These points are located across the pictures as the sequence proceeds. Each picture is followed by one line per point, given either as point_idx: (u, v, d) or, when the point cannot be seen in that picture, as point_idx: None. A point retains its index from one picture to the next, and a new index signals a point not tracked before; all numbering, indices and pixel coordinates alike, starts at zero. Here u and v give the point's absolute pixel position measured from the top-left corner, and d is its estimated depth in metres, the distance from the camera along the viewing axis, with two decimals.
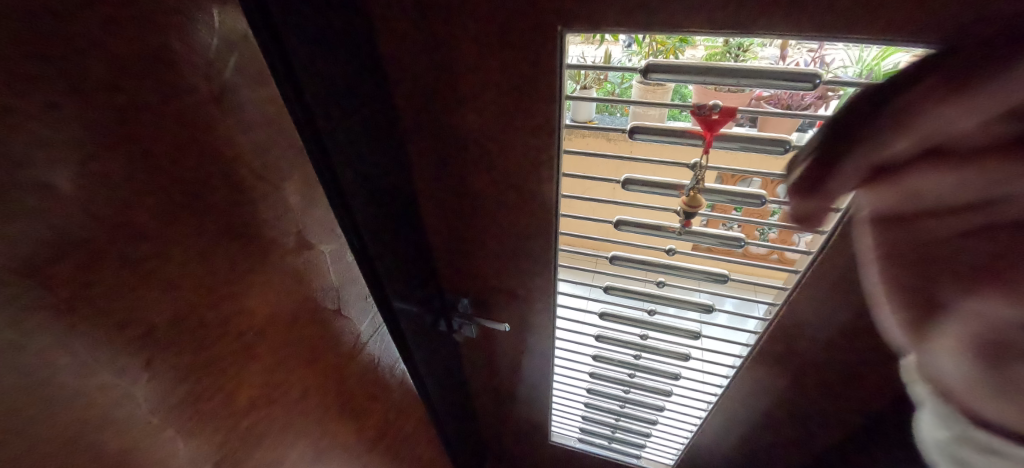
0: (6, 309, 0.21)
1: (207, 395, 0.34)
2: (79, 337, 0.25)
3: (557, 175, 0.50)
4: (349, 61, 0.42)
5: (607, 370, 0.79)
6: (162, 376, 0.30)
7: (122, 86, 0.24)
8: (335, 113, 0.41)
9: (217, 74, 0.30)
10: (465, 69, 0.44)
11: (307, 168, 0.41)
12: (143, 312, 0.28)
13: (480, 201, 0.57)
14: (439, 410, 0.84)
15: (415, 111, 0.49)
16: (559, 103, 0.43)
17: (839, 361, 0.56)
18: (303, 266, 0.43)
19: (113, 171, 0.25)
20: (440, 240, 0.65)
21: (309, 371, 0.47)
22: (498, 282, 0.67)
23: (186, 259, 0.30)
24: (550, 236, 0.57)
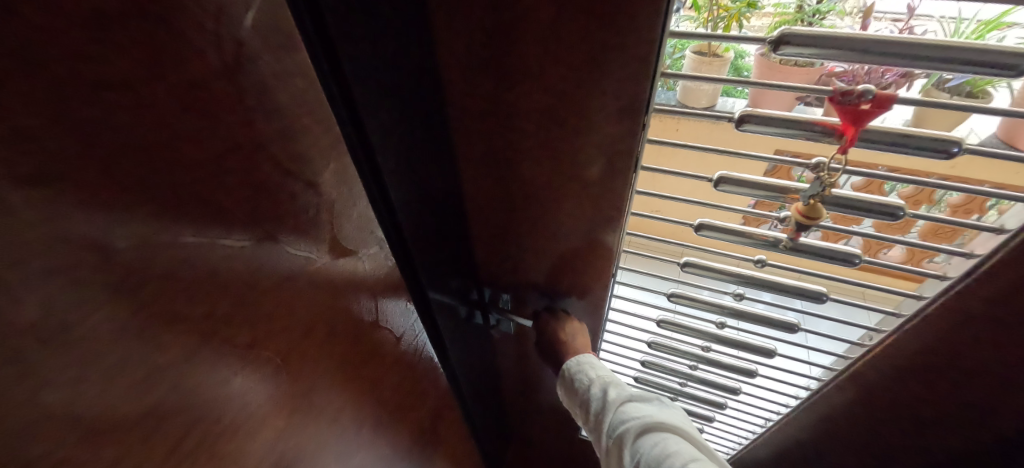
0: None
1: (224, 436, 0.29)
2: (56, 402, 0.19)
3: (635, 170, 0.42)
4: (393, 23, 0.34)
5: (655, 376, 0.76)
6: (168, 426, 0.24)
7: (86, 54, 0.17)
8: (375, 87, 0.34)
9: (230, 39, 0.22)
10: (534, 36, 0.35)
11: (343, 159, 0.34)
12: (138, 356, 0.22)
13: (536, 196, 0.49)
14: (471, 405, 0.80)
15: (466, 87, 0.41)
16: (652, 81, 0.35)
17: (951, 399, 0.48)
18: (336, 275, 0.36)
19: (88, 181, 0.18)
20: (484, 235, 0.58)
21: (347, 386, 0.42)
22: (546, 281, 0.61)
23: (193, 284, 0.24)
24: (616, 236, 0.50)
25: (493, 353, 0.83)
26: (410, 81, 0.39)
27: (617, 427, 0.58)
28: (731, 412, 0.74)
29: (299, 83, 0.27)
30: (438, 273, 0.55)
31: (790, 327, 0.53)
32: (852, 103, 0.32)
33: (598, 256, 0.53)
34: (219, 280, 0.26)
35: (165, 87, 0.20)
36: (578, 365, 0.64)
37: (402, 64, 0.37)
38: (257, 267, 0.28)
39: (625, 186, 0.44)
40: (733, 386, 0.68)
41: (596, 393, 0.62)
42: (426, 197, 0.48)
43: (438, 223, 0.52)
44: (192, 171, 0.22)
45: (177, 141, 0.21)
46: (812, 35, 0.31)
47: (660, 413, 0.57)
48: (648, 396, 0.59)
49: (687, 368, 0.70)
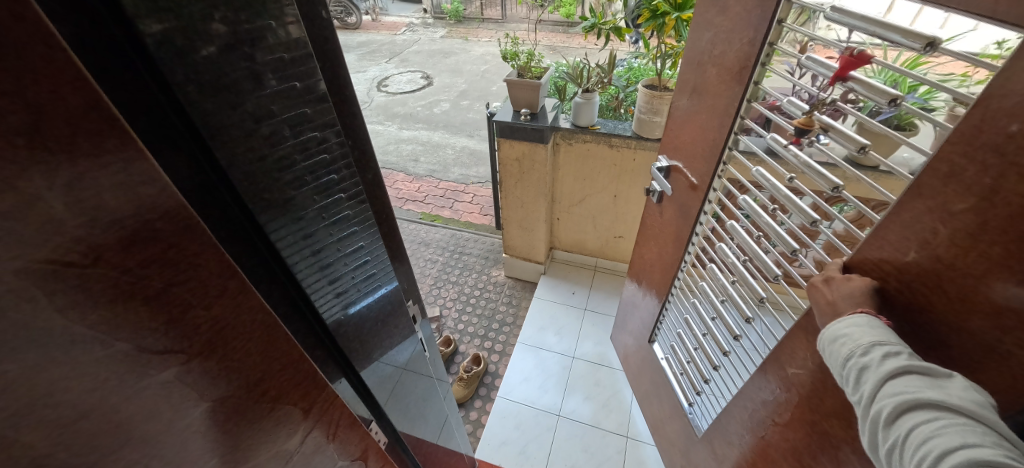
0: (120, 281, 0.23)
1: (252, 399, 0.34)
2: (183, 311, 0.27)
3: (751, 81, 0.80)
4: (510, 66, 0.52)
5: (712, 286, 1.04)
6: (216, 375, 0.30)
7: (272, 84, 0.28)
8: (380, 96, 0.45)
9: (286, 65, 0.33)
10: None
11: (312, 137, 0.38)
12: (211, 313, 0.28)
13: (706, 96, 0.94)
14: (405, 387, 0.84)
15: (707, 41, 0.91)
16: (773, 28, 0.74)
17: (831, 354, 0.59)
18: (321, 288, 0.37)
19: (182, 210, 0.25)
20: (679, 141, 1.08)
21: (339, 414, 0.46)
22: (689, 164, 1.04)
23: (234, 284, 0.29)
24: (729, 129, 0.88)
25: (430, 329, 0.94)
26: (309, 115, 0.37)
27: (863, 385, 0.53)
28: (739, 345, 0.97)
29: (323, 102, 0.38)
30: (369, 275, 0.54)
31: (784, 245, 0.78)
32: (854, 57, 0.62)
33: (716, 154, 0.93)
34: (213, 306, 0.28)
35: (119, 152, 0.21)
36: (848, 327, 0.58)
37: (294, 97, 0.35)
38: (238, 310, 0.30)
39: (741, 105, 0.84)
40: (747, 312, 0.92)
41: (866, 356, 0.54)
42: (349, 212, 0.47)
43: (335, 218, 0.45)
44: (150, 224, 0.23)
45: (151, 209, 0.23)
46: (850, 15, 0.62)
47: (964, 391, 0.47)
48: (946, 372, 0.50)
49: (732, 286, 0.97)
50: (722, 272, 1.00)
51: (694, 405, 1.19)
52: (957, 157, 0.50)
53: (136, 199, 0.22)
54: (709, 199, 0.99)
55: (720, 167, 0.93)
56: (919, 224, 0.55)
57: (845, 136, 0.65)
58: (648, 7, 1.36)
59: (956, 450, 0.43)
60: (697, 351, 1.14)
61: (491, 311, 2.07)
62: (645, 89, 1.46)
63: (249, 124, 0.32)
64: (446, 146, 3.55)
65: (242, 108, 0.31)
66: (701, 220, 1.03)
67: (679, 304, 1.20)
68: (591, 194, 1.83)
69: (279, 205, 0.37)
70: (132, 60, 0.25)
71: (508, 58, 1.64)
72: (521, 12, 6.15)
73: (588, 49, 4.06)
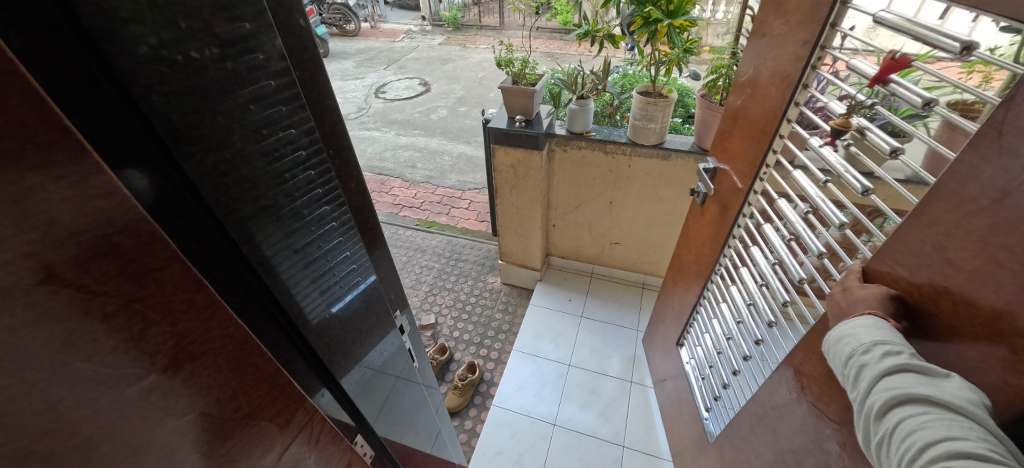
0: (77, 298, 0.22)
1: (226, 414, 0.33)
2: (145, 326, 0.26)
3: (799, 85, 0.79)
4: None
5: (740, 290, 1.03)
6: (186, 393, 0.29)
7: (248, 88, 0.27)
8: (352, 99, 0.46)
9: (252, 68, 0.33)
10: None
11: (283, 140, 0.38)
12: (177, 326, 0.27)
13: (756, 98, 0.93)
14: (396, 396, 0.83)
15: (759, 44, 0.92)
16: (824, 31, 0.73)
17: (833, 357, 0.59)
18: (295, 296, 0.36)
19: (141, 222, 0.24)
20: (726, 142, 1.07)
21: (319, 426, 0.45)
22: (732, 166, 1.04)
23: (203, 294, 0.28)
24: (770, 134, 0.88)
25: (418, 336, 0.93)
26: (283, 115, 0.37)
27: (860, 382, 0.53)
28: (760, 350, 0.95)
29: (294, 106, 0.38)
30: (350, 270, 0.53)
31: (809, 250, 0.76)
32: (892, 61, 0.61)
33: (757, 159, 0.92)
34: (177, 322, 0.27)
35: (75, 164, 0.20)
36: (853, 327, 0.57)
37: (267, 96, 0.35)
38: (207, 323, 0.29)
39: (787, 108, 0.82)
40: (770, 317, 0.90)
41: (865, 354, 0.53)
42: (325, 210, 0.46)
43: (316, 219, 0.45)
44: (109, 238, 0.22)
45: (111, 222, 0.22)
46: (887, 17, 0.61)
47: (958, 390, 0.46)
48: (945, 372, 0.48)
49: (758, 290, 0.95)
50: (748, 276, 0.99)
51: (712, 411, 1.17)
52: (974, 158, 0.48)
53: (96, 212, 0.21)
54: (747, 202, 0.98)
55: (758, 170, 0.93)
56: (937, 226, 0.53)
57: (882, 137, 0.63)
58: (640, 14, 1.36)
59: (938, 444, 0.43)
60: (719, 355, 1.13)
61: (487, 319, 2.05)
62: (639, 96, 1.45)
63: (221, 132, 0.32)
64: (442, 152, 3.55)
65: (214, 116, 0.31)
66: (740, 222, 1.02)
67: (710, 308, 1.19)
68: (586, 200, 1.83)
69: (259, 209, 0.37)
70: (95, 79, 0.24)
71: (501, 65, 1.63)
72: (517, 19, 6.19)
73: (582, 55, 4.09)
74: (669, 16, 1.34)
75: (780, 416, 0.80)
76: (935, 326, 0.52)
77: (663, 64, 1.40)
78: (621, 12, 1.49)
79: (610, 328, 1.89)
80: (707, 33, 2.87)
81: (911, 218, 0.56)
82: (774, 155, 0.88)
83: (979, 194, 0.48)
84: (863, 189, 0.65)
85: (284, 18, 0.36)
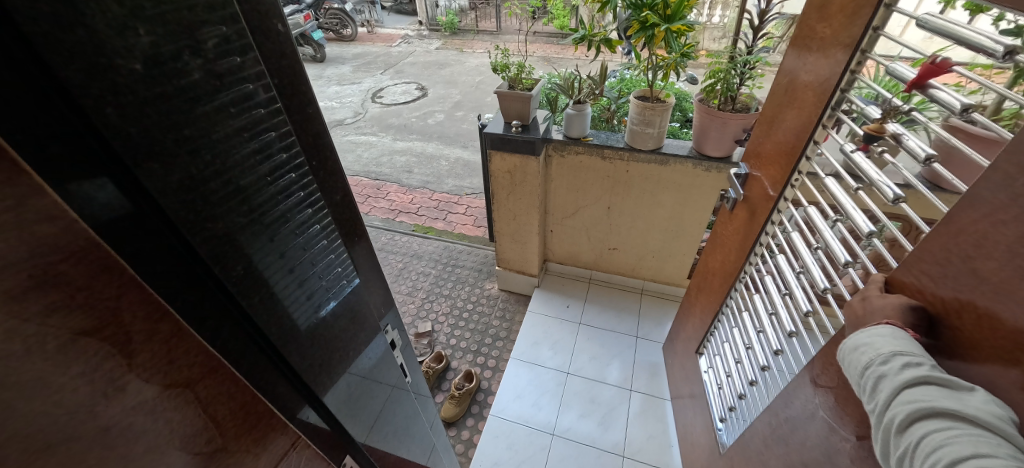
0: (18, 335, 0.19)
1: (198, 451, 0.30)
2: (100, 360, 0.23)
3: (836, 89, 0.77)
4: None
5: (763, 298, 1.00)
6: (150, 433, 0.27)
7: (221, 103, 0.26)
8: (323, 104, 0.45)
9: (220, 73, 0.31)
10: None
11: (255, 147, 0.36)
12: (137, 359, 0.25)
13: (792, 105, 0.92)
14: (390, 409, 0.81)
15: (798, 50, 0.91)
16: (866, 35, 0.71)
17: (849, 368, 0.56)
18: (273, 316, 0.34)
19: (87, 245, 0.21)
20: (760, 147, 1.05)
21: (301, 451, 0.43)
22: (763, 171, 1.02)
23: (165, 320, 0.26)
24: (806, 142, 0.85)
25: (411, 346, 0.90)
26: (262, 117, 0.36)
27: (879, 393, 0.50)
28: (779, 360, 0.93)
29: (266, 112, 0.37)
30: (334, 274, 0.52)
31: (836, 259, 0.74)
32: (934, 66, 0.59)
33: (789, 165, 0.90)
34: (137, 354, 0.25)
35: (10, 187, 0.18)
36: (870, 337, 0.55)
37: (248, 99, 0.34)
38: (172, 351, 0.27)
39: (822, 113, 0.80)
40: (790, 327, 0.88)
41: (884, 364, 0.51)
42: (307, 214, 0.45)
43: (299, 225, 0.44)
44: (54, 267, 0.20)
45: (54, 245, 0.20)
46: (929, 22, 0.59)
47: (983, 404, 0.43)
48: (969, 385, 0.46)
49: (780, 299, 0.92)
50: (771, 283, 0.96)
51: (726, 421, 1.15)
52: (1012, 168, 0.44)
53: (43, 234, 0.19)
54: (777, 208, 0.96)
55: (791, 176, 0.90)
56: (965, 236, 0.49)
57: (916, 144, 0.61)
58: (637, 19, 1.35)
59: (963, 462, 0.40)
60: (738, 365, 1.10)
61: (484, 326, 2.02)
62: (637, 101, 1.44)
63: (189, 142, 0.30)
64: (439, 157, 3.53)
65: (178, 132, 0.29)
66: (768, 230, 0.99)
67: (732, 317, 1.16)
68: (584, 206, 1.81)
69: (237, 216, 0.35)
70: (46, 94, 0.22)
71: (497, 70, 1.61)
72: (512, 24, 6.23)
73: (579, 60, 4.11)
74: (666, 20, 1.33)
75: (794, 428, 0.77)
76: (952, 340, 0.50)
77: (660, 69, 1.39)
78: (618, 17, 1.48)
79: (609, 334, 1.87)
80: (701, 36, 2.87)
81: (937, 228, 0.51)
82: (807, 162, 0.86)
83: (1010, 204, 0.44)
84: (893, 198, 0.63)
85: (263, 20, 0.35)
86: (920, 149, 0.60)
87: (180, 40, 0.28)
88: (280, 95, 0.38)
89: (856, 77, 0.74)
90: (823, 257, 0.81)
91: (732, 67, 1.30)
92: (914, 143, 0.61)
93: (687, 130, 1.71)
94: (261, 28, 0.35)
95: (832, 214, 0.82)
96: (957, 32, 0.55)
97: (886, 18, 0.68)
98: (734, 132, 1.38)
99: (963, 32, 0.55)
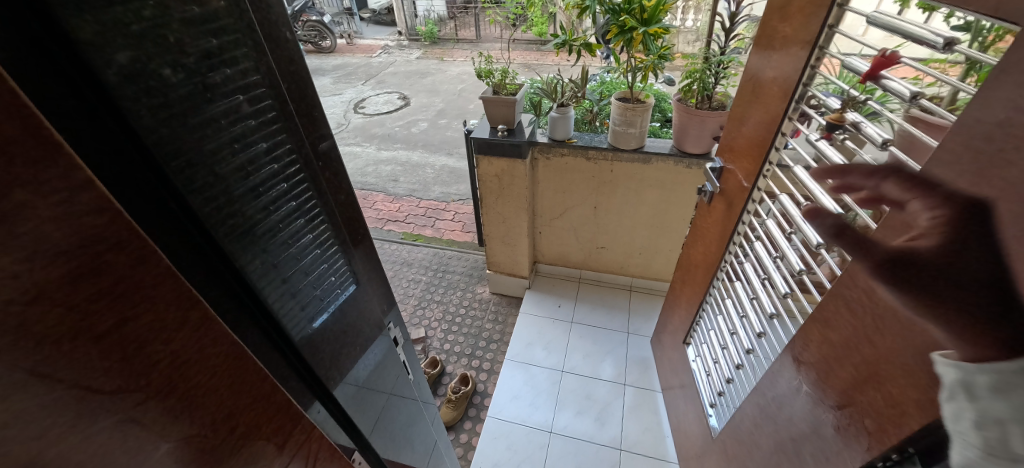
0: (70, 315, 0.21)
1: (220, 436, 0.31)
2: (137, 343, 0.25)
3: (801, 84, 0.83)
4: None
5: (744, 284, 1.05)
6: (179, 414, 0.28)
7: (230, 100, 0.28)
8: (320, 112, 0.46)
9: (214, 82, 0.33)
10: None
11: (250, 156, 0.37)
12: (166, 344, 0.26)
13: (759, 101, 0.97)
14: (391, 408, 0.82)
15: (762, 49, 0.96)
16: (823, 33, 0.76)
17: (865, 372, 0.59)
18: None
19: (130, 235, 0.23)
20: (731, 142, 1.11)
21: (316, 444, 0.44)
22: (737, 164, 1.07)
23: (195, 307, 0.28)
24: (774, 134, 0.91)
25: (411, 347, 0.92)
26: (253, 128, 0.37)
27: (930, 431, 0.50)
28: (762, 343, 0.97)
29: (263, 118, 0.38)
30: (328, 282, 0.52)
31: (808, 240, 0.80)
32: (887, 58, 0.66)
33: (760, 157, 0.96)
34: (172, 339, 0.27)
35: (65, 179, 0.20)
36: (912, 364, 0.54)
37: (239, 111, 0.35)
38: (202, 339, 0.28)
39: (788, 106, 0.86)
40: (771, 309, 0.92)
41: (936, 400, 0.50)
42: (300, 223, 0.45)
43: (292, 232, 0.45)
44: (100, 256, 0.22)
45: (104, 231, 0.22)
46: (878, 19, 0.66)
47: None
48: None
49: (760, 283, 0.98)
50: (751, 269, 1.01)
51: (716, 407, 1.18)
52: (959, 146, 0.48)
53: (93, 223, 0.21)
54: (751, 198, 1.01)
55: (763, 167, 0.96)
56: (922, 211, 0.53)
57: (873, 131, 0.67)
58: (615, 23, 1.40)
59: None
60: (724, 351, 1.14)
61: (477, 329, 2.03)
62: (618, 103, 1.49)
63: (191, 152, 0.31)
64: (424, 165, 3.54)
65: (183, 140, 0.31)
66: (745, 220, 1.04)
67: (715, 305, 1.21)
68: (571, 206, 1.85)
69: (234, 225, 0.36)
70: (66, 96, 0.24)
71: (482, 76, 1.64)
72: (492, 32, 6.31)
73: (560, 65, 4.19)
74: (643, 24, 1.39)
75: (781, 404, 0.81)
76: None
77: (639, 71, 1.44)
78: (597, 22, 1.53)
79: (601, 331, 1.90)
80: (676, 39, 2.99)
81: (896, 206, 0.56)
82: (777, 152, 0.92)
83: (957, 179, 0.49)
84: (855, 180, 0.69)
85: (263, 31, 0.36)
86: (878, 134, 0.66)
87: (181, 50, 0.30)
88: (279, 104, 0.40)
89: (817, 72, 0.80)
90: (799, 242, 0.86)
91: (707, 67, 1.36)
92: (872, 130, 0.67)
93: (667, 129, 1.77)
94: (261, 38, 0.36)
95: (802, 201, 0.87)
96: (902, 26, 0.62)
97: (840, 17, 0.74)
98: (712, 129, 1.44)
99: (908, 27, 0.61)
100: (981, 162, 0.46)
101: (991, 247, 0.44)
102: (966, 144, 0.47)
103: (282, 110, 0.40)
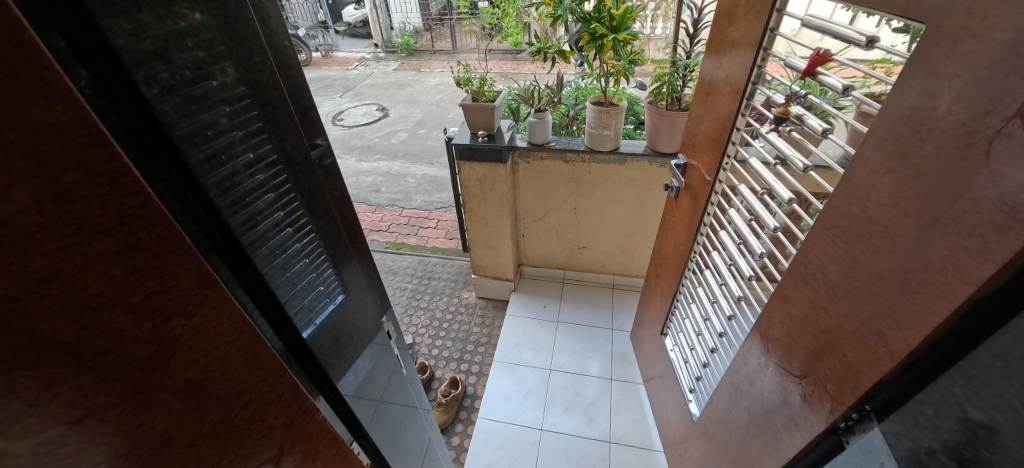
0: (109, 286, 0.23)
1: (230, 410, 0.34)
2: (160, 316, 0.27)
3: (750, 82, 0.90)
4: None
5: (713, 272, 1.12)
6: (197, 385, 0.30)
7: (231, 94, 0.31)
8: (303, 123, 0.49)
9: (204, 92, 0.35)
10: None
11: (238, 163, 0.40)
12: (185, 321, 0.29)
13: (713, 99, 1.05)
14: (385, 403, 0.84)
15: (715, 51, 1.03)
16: (766, 36, 0.84)
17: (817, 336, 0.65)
18: None
19: (156, 218, 0.25)
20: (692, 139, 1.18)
21: (320, 427, 0.46)
22: (698, 159, 1.14)
23: (209, 287, 0.30)
24: (731, 130, 0.98)
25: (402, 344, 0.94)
26: (238, 139, 0.40)
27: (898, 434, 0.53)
28: (732, 325, 1.03)
29: (249, 126, 0.41)
30: (317, 291, 0.53)
31: (766, 224, 0.88)
32: (821, 56, 0.74)
33: (719, 153, 1.02)
34: (192, 315, 0.29)
35: (108, 165, 0.22)
36: None
37: (225, 122, 0.38)
38: (213, 317, 0.31)
39: (741, 104, 0.93)
40: (738, 292, 0.99)
41: None
42: (287, 231, 0.47)
43: (282, 237, 0.47)
44: (134, 234, 0.24)
45: (137, 212, 0.24)
46: (812, 20, 0.73)
47: None
48: None
49: (727, 269, 1.04)
50: (718, 256, 1.08)
51: (695, 392, 1.23)
52: (885, 129, 0.54)
53: (128, 206, 0.23)
54: (713, 190, 1.08)
55: (722, 162, 1.03)
56: (859, 189, 0.59)
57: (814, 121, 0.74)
58: (587, 30, 1.47)
59: None
60: (698, 337, 1.20)
61: (465, 333, 2.05)
62: (592, 106, 1.55)
63: (182, 159, 0.34)
64: (406, 175, 3.56)
65: (176, 147, 0.33)
66: (709, 211, 1.11)
67: (687, 294, 1.27)
68: (552, 209, 1.90)
69: (222, 230, 0.38)
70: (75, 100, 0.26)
71: (460, 84, 1.69)
72: (468, 43, 6.40)
73: (538, 72, 4.28)
74: (613, 31, 1.46)
75: (753, 380, 0.86)
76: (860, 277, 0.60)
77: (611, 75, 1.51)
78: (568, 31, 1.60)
79: (586, 328, 1.95)
80: (648, 46, 3.11)
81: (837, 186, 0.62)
82: (734, 147, 0.99)
83: (883, 159, 0.55)
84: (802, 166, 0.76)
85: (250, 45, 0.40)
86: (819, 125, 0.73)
87: (171, 63, 0.32)
88: (262, 116, 0.42)
89: (762, 72, 0.87)
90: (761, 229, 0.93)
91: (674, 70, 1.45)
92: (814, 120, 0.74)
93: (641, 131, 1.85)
94: (246, 51, 0.39)
95: (760, 190, 0.94)
96: (832, 27, 0.70)
97: (778, 21, 0.82)
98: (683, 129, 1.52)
99: (838, 28, 0.69)
100: (903, 142, 0.52)
101: (916, 216, 0.51)
102: (890, 127, 0.54)
103: (265, 122, 0.43)
